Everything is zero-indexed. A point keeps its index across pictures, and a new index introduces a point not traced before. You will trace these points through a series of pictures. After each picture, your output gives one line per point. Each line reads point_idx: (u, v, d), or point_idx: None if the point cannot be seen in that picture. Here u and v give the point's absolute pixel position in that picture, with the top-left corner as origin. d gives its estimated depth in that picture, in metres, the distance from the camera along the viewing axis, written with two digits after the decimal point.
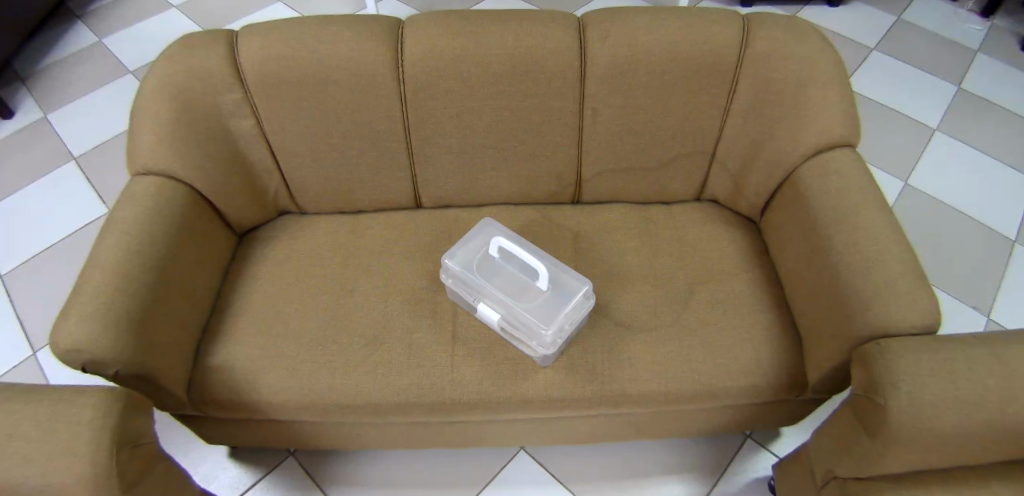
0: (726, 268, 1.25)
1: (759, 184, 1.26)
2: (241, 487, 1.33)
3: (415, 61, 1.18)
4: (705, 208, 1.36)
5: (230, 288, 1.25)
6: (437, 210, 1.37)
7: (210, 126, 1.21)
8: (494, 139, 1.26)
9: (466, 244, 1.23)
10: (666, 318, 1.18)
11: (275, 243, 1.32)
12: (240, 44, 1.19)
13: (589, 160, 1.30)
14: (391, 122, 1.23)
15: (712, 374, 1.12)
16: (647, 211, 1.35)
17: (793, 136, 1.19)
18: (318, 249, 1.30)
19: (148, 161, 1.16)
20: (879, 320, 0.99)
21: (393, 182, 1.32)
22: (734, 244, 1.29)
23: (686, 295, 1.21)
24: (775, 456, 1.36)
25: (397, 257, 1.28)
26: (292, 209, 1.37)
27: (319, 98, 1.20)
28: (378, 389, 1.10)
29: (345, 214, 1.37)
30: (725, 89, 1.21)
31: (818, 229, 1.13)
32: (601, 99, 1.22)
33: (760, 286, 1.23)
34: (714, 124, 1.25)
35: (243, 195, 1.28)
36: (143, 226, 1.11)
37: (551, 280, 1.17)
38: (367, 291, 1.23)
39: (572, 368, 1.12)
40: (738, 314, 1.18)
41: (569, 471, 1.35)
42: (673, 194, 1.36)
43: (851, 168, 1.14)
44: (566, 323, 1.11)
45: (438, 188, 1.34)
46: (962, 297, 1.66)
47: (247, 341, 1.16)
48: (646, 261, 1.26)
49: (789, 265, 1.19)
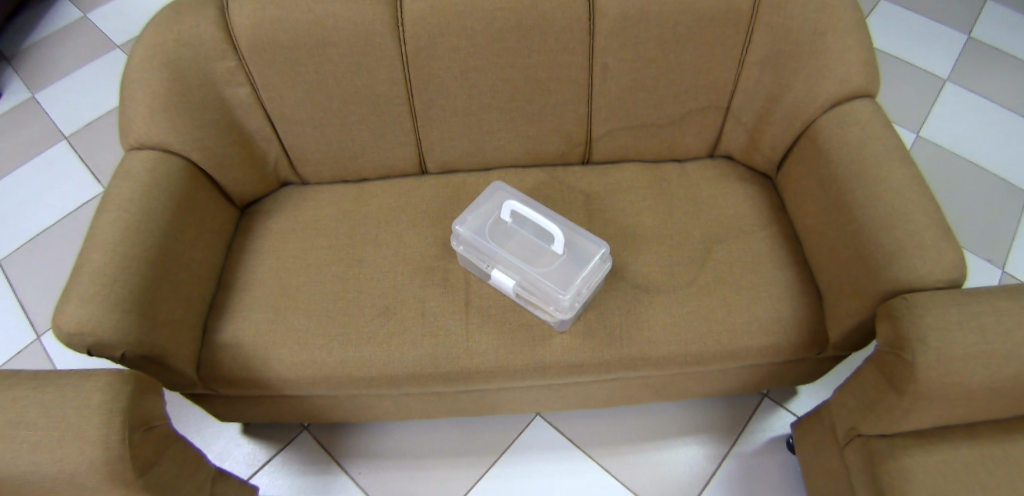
0: (743, 226, 1.22)
1: (775, 137, 1.22)
2: (257, 463, 1.32)
3: (415, 18, 1.12)
4: (719, 164, 1.32)
5: (233, 263, 1.21)
6: (443, 175, 1.33)
7: (204, 94, 1.15)
8: (500, 98, 1.21)
9: (474, 209, 1.15)
10: (684, 279, 1.15)
11: (277, 214, 1.27)
12: (230, 6, 1.12)
13: (600, 119, 1.26)
14: (393, 85, 1.18)
15: (731, 334, 1.10)
16: (661, 170, 1.31)
17: (812, 86, 1.14)
18: (322, 220, 1.26)
19: (143, 135, 1.12)
20: (905, 273, 0.97)
21: (397, 147, 1.27)
22: (751, 201, 1.25)
23: (703, 255, 1.18)
24: (792, 413, 1.35)
25: (405, 225, 1.24)
26: (292, 179, 1.32)
27: (316, 62, 1.15)
28: (391, 361, 1.08)
29: (348, 182, 1.33)
30: (741, 40, 1.16)
31: (841, 183, 1.09)
32: (611, 53, 1.16)
33: (779, 244, 1.19)
34: (729, 77, 1.20)
35: (241, 166, 1.23)
36: (140, 204, 1.07)
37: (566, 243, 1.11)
38: (375, 261, 1.19)
39: (589, 332, 1.09)
40: (756, 273, 1.16)
41: (586, 435, 1.34)
42: (686, 151, 1.31)
43: (872, 118, 1.10)
44: (585, 288, 1.06)
45: (444, 152, 1.29)
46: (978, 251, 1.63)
47: (255, 316, 1.14)
48: (660, 222, 1.23)
49: (809, 221, 1.16)
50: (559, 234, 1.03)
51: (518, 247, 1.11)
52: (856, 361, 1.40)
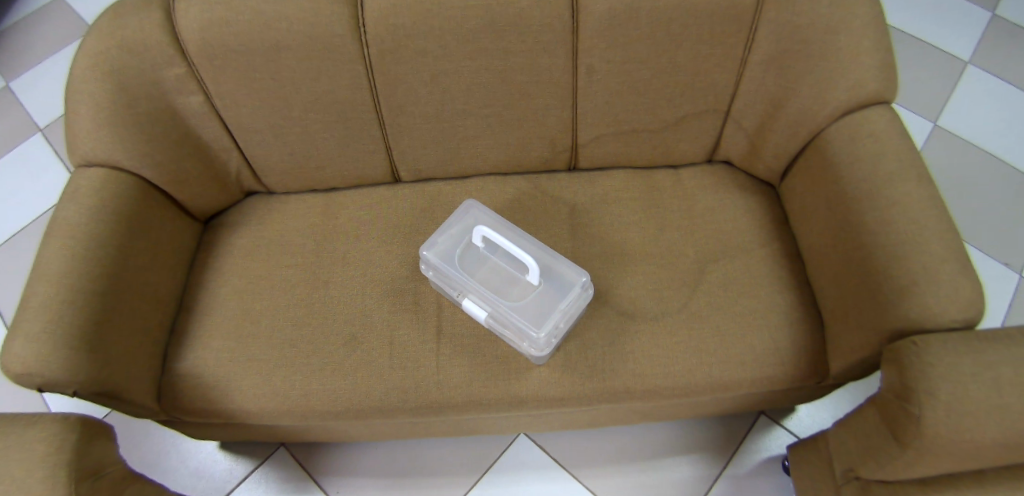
0: (740, 243, 1.12)
1: (779, 145, 1.11)
2: (234, 479, 1.29)
3: (377, 18, 1.00)
4: (717, 171, 1.22)
5: (195, 283, 1.15)
6: (418, 183, 1.24)
7: (153, 105, 1.06)
8: (476, 104, 1.11)
9: (443, 231, 1.08)
10: (673, 304, 1.07)
11: (242, 228, 1.20)
12: (176, 7, 1.02)
13: (586, 124, 1.15)
14: (357, 91, 1.08)
15: (723, 366, 1.02)
16: (652, 178, 1.21)
17: (822, 91, 1.03)
18: (288, 235, 1.18)
19: (89, 152, 1.04)
20: (915, 310, 0.88)
21: (366, 156, 1.18)
22: (750, 215, 1.16)
23: (696, 276, 1.09)
24: (790, 432, 1.29)
25: (376, 241, 1.16)
26: (258, 189, 1.24)
27: (272, 69, 1.05)
28: (359, 395, 1.02)
29: (317, 192, 1.24)
30: (743, 38, 1.04)
31: (849, 202, 0.99)
32: (597, 54, 1.05)
33: (779, 264, 1.11)
34: (729, 78, 1.09)
35: (200, 178, 1.16)
36: (87, 228, 1.00)
37: (543, 271, 1.03)
38: (344, 282, 1.12)
39: (569, 364, 1.02)
40: (752, 297, 1.07)
41: (572, 454, 1.29)
42: (681, 157, 1.21)
43: (886, 128, 0.99)
44: (563, 323, 0.99)
45: (417, 160, 1.19)
46: (997, 277, 1.48)
47: (217, 343, 1.08)
48: (650, 238, 1.13)
49: (813, 241, 1.07)
50: (532, 265, 0.96)
51: (491, 274, 1.05)
52: (859, 399, 1.30)
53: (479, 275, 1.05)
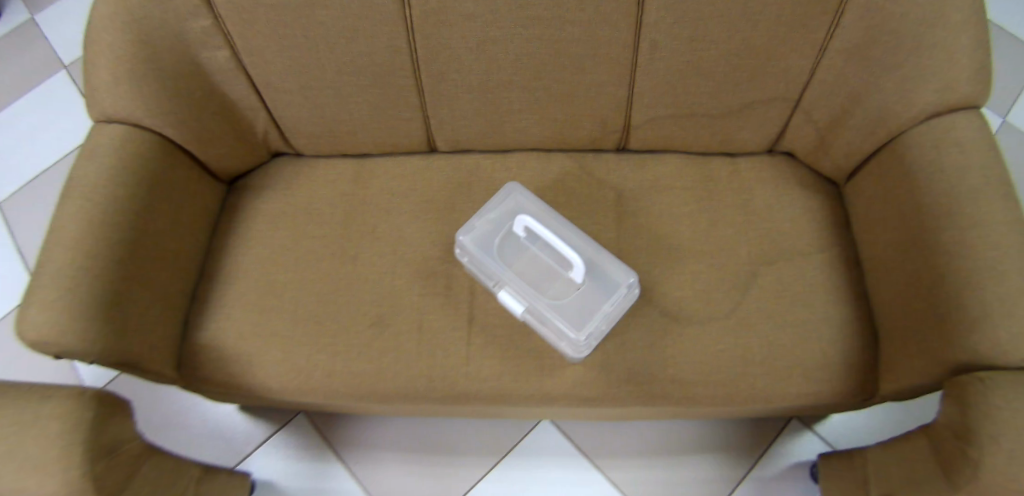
0: (796, 246, 1.05)
1: (851, 143, 1.04)
2: (253, 441, 1.29)
3: None
4: (777, 164, 1.14)
5: (219, 248, 1.11)
6: (455, 154, 1.16)
7: (176, 58, 0.99)
8: (524, 76, 1.02)
9: (480, 215, 1.04)
10: (720, 308, 1.00)
11: (268, 191, 1.14)
12: None
13: (641, 104, 1.06)
14: (396, 55, 0.99)
15: (768, 378, 0.97)
16: (707, 166, 1.13)
17: (906, 89, 0.95)
18: (316, 203, 1.12)
19: (109, 106, 0.98)
20: (987, 342, 0.82)
21: (401, 124, 1.10)
22: (810, 215, 1.09)
23: (747, 279, 1.03)
24: (821, 438, 1.25)
25: (407, 217, 1.10)
26: (286, 151, 1.17)
27: (305, 26, 0.96)
28: (383, 381, 0.98)
29: (348, 156, 1.17)
30: (827, 23, 0.94)
31: (925, 214, 0.92)
32: (663, 30, 0.95)
33: (837, 271, 1.04)
34: (805, 66, 1.00)
35: (224, 139, 1.09)
36: (106, 190, 0.94)
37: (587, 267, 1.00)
38: (373, 259, 1.06)
39: (605, 365, 0.97)
40: (805, 306, 1.01)
41: (596, 445, 1.26)
42: (740, 145, 1.13)
43: (974, 138, 0.92)
44: (603, 327, 0.96)
45: (455, 131, 1.11)
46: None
47: (240, 314, 1.04)
48: (700, 235, 1.06)
49: (878, 250, 1.00)
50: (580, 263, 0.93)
51: (529, 266, 1.01)
52: (907, 427, 1.23)
53: (516, 266, 1.01)
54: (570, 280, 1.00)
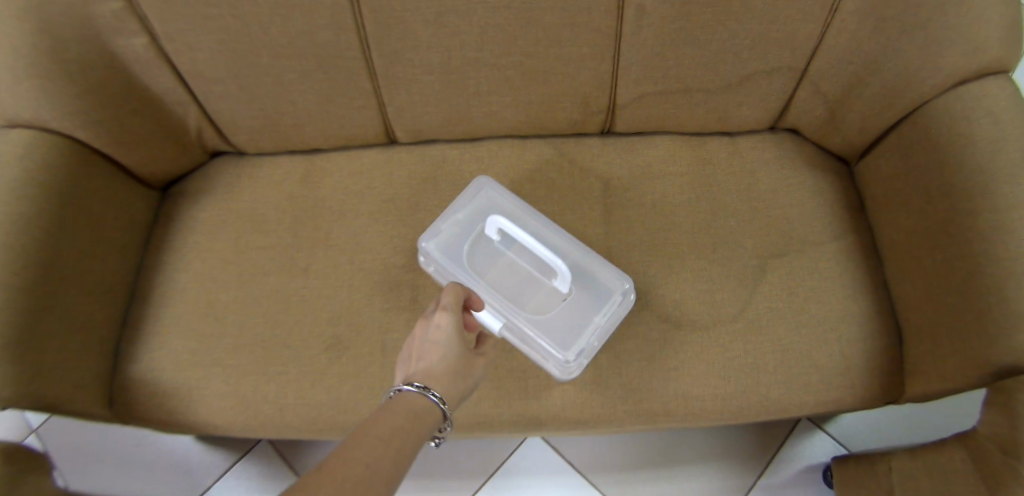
0: (806, 235, 0.94)
1: (866, 116, 0.92)
2: (214, 473, 1.16)
3: None
4: (781, 142, 1.02)
5: (153, 265, 0.96)
6: (418, 146, 1.02)
7: (82, 48, 0.83)
8: (492, 54, 0.88)
9: (446, 218, 0.92)
10: (725, 310, 0.89)
11: (207, 197, 1.00)
12: None
13: (628, 81, 0.92)
14: (341, 35, 0.85)
15: (783, 388, 0.85)
16: (703, 148, 1.01)
17: (931, 53, 0.83)
18: (263, 209, 0.98)
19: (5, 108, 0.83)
20: None
21: (355, 114, 0.96)
22: (820, 199, 0.97)
23: (753, 275, 0.91)
24: (833, 437, 1.15)
25: (368, 220, 0.96)
26: (226, 149, 1.03)
27: (231, 3, 0.81)
28: (347, 411, 0.86)
29: (297, 153, 1.03)
30: None
31: (956, 196, 0.81)
32: None
33: (853, 262, 0.93)
34: (814, 30, 0.87)
35: (151, 140, 0.95)
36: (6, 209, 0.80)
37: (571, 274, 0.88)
38: (330, 271, 0.93)
39: (598, 381, 0.86)
40: (821, 303, 0.89)
41: (589, 458, 1.15)
42: (739, 123, 1.00)
43: (1009, 106, 0.80)
44: (595, 342, 0.85)
45: (417, 120, 0.97)
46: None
47: (178, 342, 0.91)
48: (699, 227, 0.95)
49: (899, 237, 0.89)
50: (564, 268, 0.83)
51: (505, 275, 0.90)
52: (943, 434, 1.11)
53: (491, 276, 0.90)
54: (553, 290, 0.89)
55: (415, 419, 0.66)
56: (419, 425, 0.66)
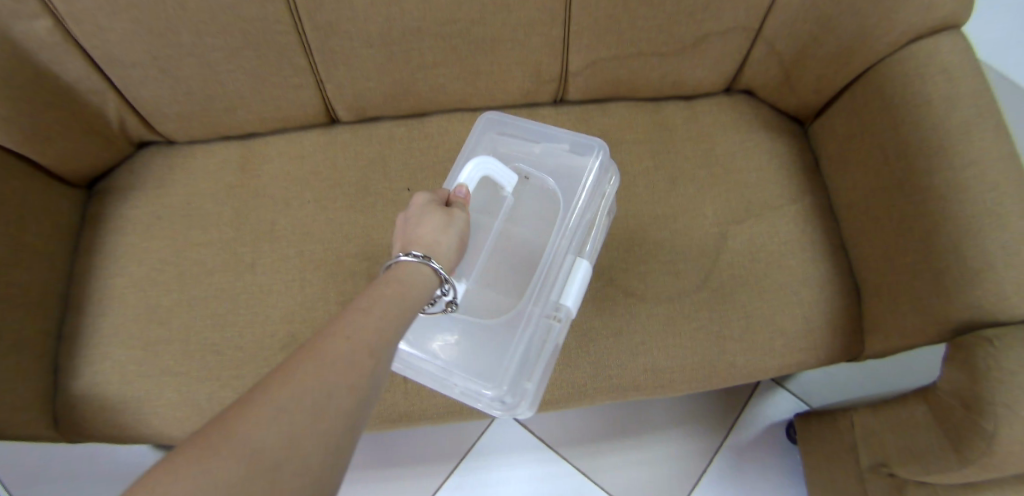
0: (766, 199, 0.93)
1: (821, 75, 0.91)
2: None
3: None
4: (737, 104, 1.00)
5: (84, 271, 0.89)
6: (363, 125, 0.97)
7: None
8: (435, 23, 0.82)
9: (454, 369, 0.73)
10: (687, 281, 0.88)
11: (139, 193, 0.93)
12: None
13: (581, 47, 0.89)
14: (271, 9, 0.78)
15: (751, 354, 0.86)
16: (660, 113, 0.98)
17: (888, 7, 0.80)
18: (201, 203, 0.92)
19: None
20: (991, 294, 0.72)
21: (293, 95, 0.90)
22: (777, 161, 0.96)
23: (715, 244, 0.90)
24: (794, 394, 1.16)
25: (315, 207, 0.92)
26: (153, 139, 0.95)
27: None
28: None
29: (232, 139, 0.96)
30: None
31: (913, 153, 0.80)
32: None
33: (812, 223, 0.93)
34: None
35: (70, 134, 0.86)
36: None
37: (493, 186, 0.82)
38: (279, 264, 0.88)
39: (567, 360, 0.85)
40: (782, 266, 0.89)
41: (559, 432, 1.15)
42: (695, 87, 0.98)
43: None
44: (569, 148, 0.83)
45: (359, 99, 0.92)
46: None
47: (121, 351, 0.85)
48: (659, 196, 0.93)
49: (855, 196, 0.89)
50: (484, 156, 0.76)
51: (506, 283, 0.79)
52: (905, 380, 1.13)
53: (512, 298, 0.78)
54: (517, 208, 0.83)
55: (391, 286, 0.59)
56: (381, 299, 0.57)
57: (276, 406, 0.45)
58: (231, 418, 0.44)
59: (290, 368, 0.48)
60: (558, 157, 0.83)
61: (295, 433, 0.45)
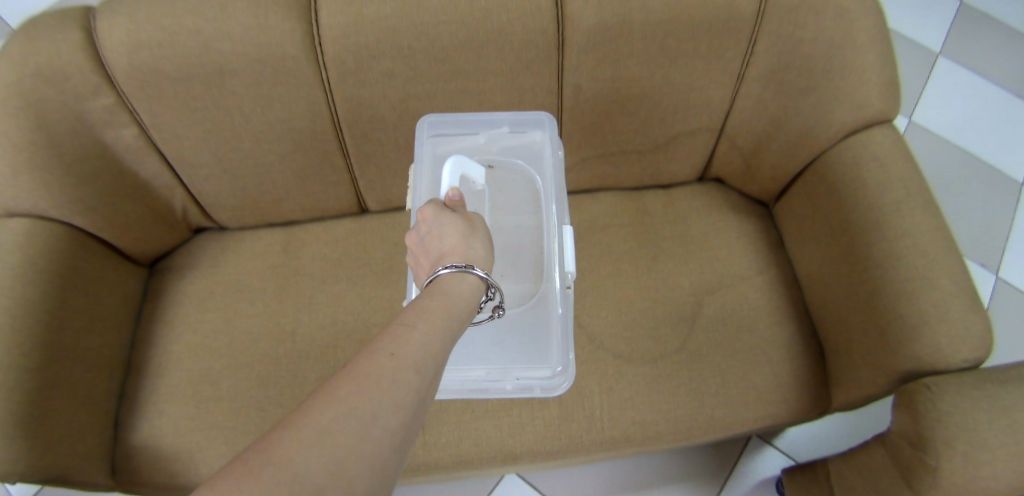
0: (735, 271, 1.08)
1: (776, 166, 1.07)
2: None
3: (333, 38, 0.88)
4: (709, 190, 1.17)
5: (145, 339, 1.03)
6: (389, 213, 1.13)
7: (79, 144, 0.92)
8: None
9: (509, 368, 0.85)
10: (668, 344, 1.01)
11: (195, 271, 1.08)
12: (93, 29, 0.86)
13: (572, 147, 1.07)
14: (316, 119, 0.96)
15: (726, 408, 0.97)
16: (642, 200, 1.15)
17: (823, 111, 0.97)
18: (248, 280, 1.07)
19: (5, 200, 0.90)
20: (927, 348, 0.83)
21: (330, 188, 1.07)
22: (745, 239, 1.11)
23: (692, 311, 1.04)
24: (781, 451, 1.25)
25: (346, 283, 1.06)
26: (208, 226, 1.12)
27: (213, 99, 0.92)
28: None
29: (277, 225, 1.13)
30: (741, 54, 0.96)
31: (853, 230, 0.94)
32: (584, 73, 0.96)
33: (778, 293, 1.06)
34: (725, 95, 1.02)
35: (142, 222, 1.03)
36: (11, 294, 0.86)
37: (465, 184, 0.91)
38: (314, 332, 1.02)
39: (565, 415, 0.96)
40: (752, 330, 1.02)
41: (564, 491, 1.23)
42: (672, 177, 1.15)
43: (893, 152, 0.94)
44: (510, 128, 0.95)
45: (386, 191, 1.09)
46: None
47: (174, 408, 0.97)
48: (642, 270, 1.07)
49: (812, 268, 1.03)
50: (455, 157, 0.85)
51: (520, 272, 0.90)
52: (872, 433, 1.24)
53: (532, 281, 0.89)
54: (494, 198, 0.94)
55: (437, 302, 0.65)
56: (428, 308, 0.64)
57: (351, 400, 0.52)
58: (280, 440, 0.48)
59: (358, 371, 0.54)
60: (501, 140, 0.96)
61: (339, 457, 0.49)
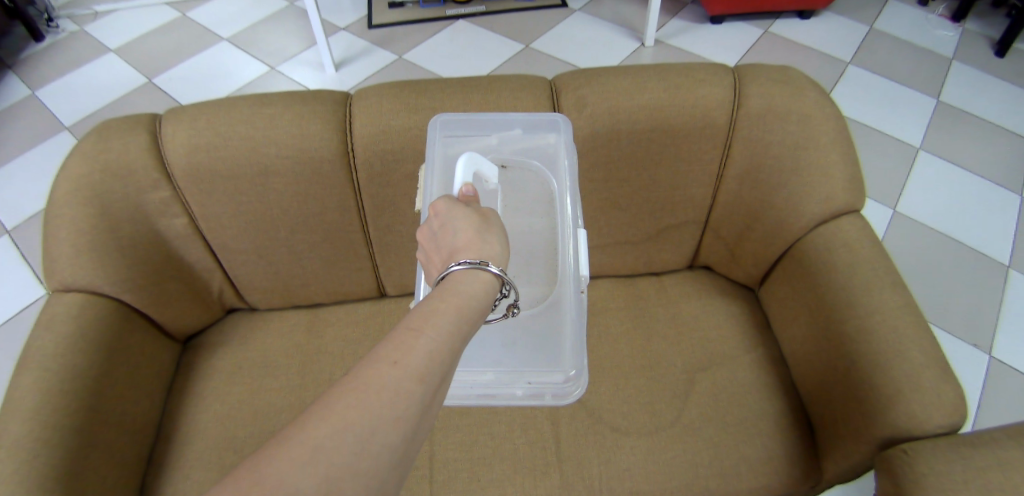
0: (725, 350, 1.16)
1: (757, 254, 1.18)
2: None
3: (364, 143, 1.04)
4: (698, 276, 1.27)
5: (175, 409, 1.10)
6: (405, 296, 1.25)
7: (138, 229, 1.05)
8: None
9: (521, 371, 0.92)
10: (663, 417, 1.07)
11: (225, 347, 1.18)
12: (164, 134, 1.03)
13: None
14: (345, 211, 1.10)
15: (721, 479, 1.01)
16: (636, 285, 1.26)
17: (795, 204, 1.09)
18: (273, 355, 1.16)
19: (67, 277, 1.02)
20: (903, 415, 0.89)
21: (354, 273, 1.19)
22: (732, 320, 1.20)
23: (685, 386, 1.11)
24: None
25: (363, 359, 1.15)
26: (239, 306, 1.23)
27: (258, 193, 1.06)
28: None
29: (302, 307, 1.24)
30: (717, 155, 1.11)
31: (828, 309, 1.03)
32: (581, 172, 1.11)
33: (765, 370, 1.13)
34: (707, 191, 1.15)
35: (182, 301, 1.14)
36: (62, 361, 0.95)
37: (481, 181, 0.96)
38: None
39: (566, 485, 1.01)
40: (742, 405, 1.09)
41: None
42: (663, 264, 1.26)
43: (859, 239, 1.05)
44: (522, 130, 1.01)
45: (403, 276, 1.21)
46: (1013, 380, 1.43)
47: (196, 475, 1.02)
48: (637, 348, 1.16)
49: (796, 346, 1.11)
50: (468, 153, 0.89)
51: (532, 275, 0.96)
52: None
53: (545, 284, 0.95)
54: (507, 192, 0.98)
55: (448, 300, 0.67)
56: (439, 310, 0.65)
57: (355, 412, 0.56)
58: (291, 436, 0.54)
59: (365, 380, 0.58)
60: (515, 141, 1.01)
61: (332, 474, 0.53)
